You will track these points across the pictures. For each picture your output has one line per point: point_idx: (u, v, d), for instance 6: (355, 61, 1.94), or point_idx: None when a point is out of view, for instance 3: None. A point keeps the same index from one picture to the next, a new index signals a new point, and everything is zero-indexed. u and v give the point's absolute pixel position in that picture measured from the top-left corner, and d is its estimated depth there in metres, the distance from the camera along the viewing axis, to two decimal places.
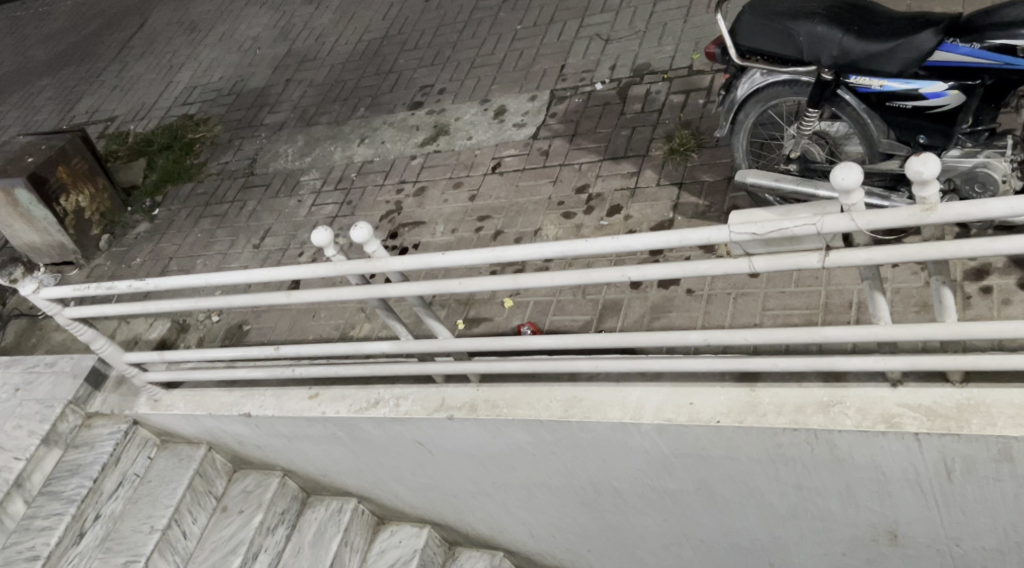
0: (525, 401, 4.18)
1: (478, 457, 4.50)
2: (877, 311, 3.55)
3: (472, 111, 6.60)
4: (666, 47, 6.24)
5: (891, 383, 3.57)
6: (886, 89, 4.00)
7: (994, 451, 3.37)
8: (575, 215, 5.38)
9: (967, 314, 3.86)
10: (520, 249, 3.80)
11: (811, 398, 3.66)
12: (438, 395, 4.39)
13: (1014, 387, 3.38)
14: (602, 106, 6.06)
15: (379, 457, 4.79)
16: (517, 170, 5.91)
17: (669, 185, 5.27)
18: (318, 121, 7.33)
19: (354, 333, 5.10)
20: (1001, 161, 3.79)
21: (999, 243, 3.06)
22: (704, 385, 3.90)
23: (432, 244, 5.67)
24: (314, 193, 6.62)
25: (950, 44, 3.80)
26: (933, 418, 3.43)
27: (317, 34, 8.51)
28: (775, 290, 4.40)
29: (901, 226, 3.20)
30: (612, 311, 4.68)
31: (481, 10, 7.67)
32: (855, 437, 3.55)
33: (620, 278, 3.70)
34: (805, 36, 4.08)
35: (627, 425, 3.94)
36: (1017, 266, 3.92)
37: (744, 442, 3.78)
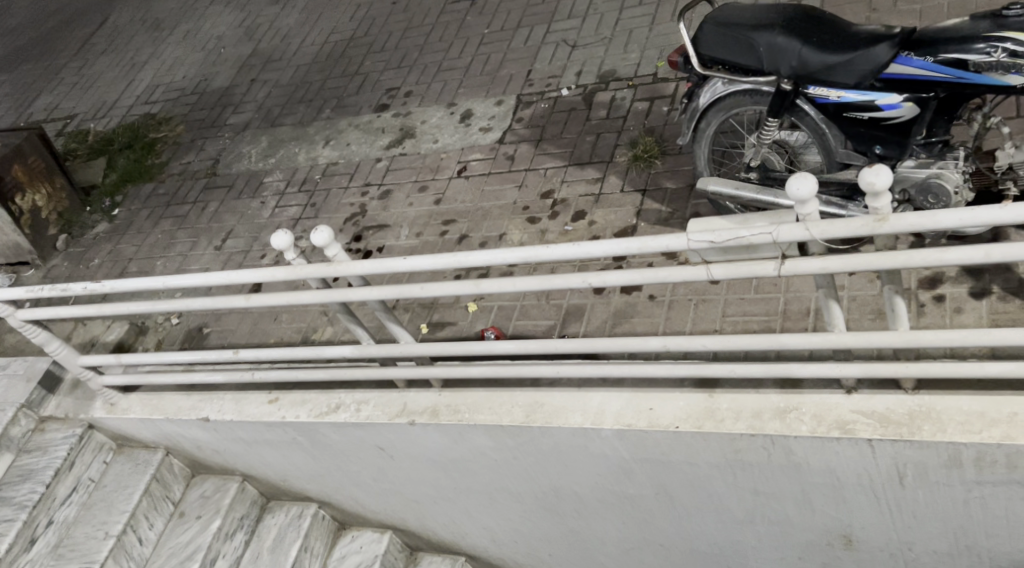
0: (486, 405, 4.19)
1: (439, 462, 4.50)
2: (832, 319, 3.60)
3: (438, 114, 6.60)
4: (631, 54, 6.28)
5: (846, 390, 3.62)
6: (843, 100, 4.06)
7: (944, 456, 3.44)
8: (539, 220, 5.40)
9: (920, 322, 3.93)
10: (482, 255, 3.82)
11: (768, 404, 3.71)
12: (399, 400, 4.39)
13: (965, 395, 3.44)
14: (567, 112, 6.09)
15: (339, 462, 4.78)
16: (482, 174, 5.92)
17: (632, 192, 5.31)
18: (282, 122, 7.30)
19: (316, 337, 5.09)
20: (954, 173, 3.86)
21: (950, 254, 3.12)
22: (663, 390, 3.93)
23: (396, 247, 5.67)
24: (277, 195, 6.59)
25: (905, 57, 3.86)
26: (886, 425, 3.48)
27: (283, 34, 8.47)
28: (735, 296, 4.45)
29: (856, 236, 3.25)
30: (575, 316, 4.71)
31: (448, 13, 7.68)
32: (811, 443, 3.60)
33: (581, 284, 3.72)
34: (765, 47, 4.13)
35: (588, 431, 3.97)
36: (970, 275, 3.99)
37: (703, 447, 3.82)
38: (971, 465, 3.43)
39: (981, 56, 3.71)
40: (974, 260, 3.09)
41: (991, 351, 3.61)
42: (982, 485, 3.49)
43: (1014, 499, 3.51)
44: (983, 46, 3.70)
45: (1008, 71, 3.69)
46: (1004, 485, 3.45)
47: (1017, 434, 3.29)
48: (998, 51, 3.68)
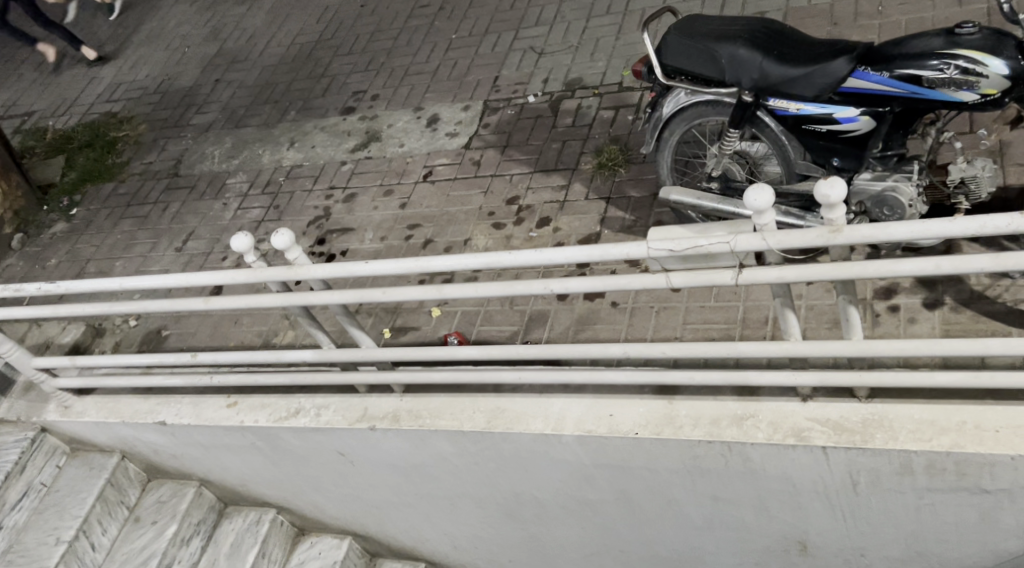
0: (448, 411, 4.20)
1: (399, 467, 4.50)
2: (789, 327, 3.65)
3: (405, 118, 6.61)
4: (598, 62, 6.32)
5: (802, 398, 3.67)
6: (802, 113, 4.12)
7: (896, 464, 3.49)
8: (504, 226, 5.42)
9: (875, 331, 4.00)
10: (444, 260, 3.82)
11: (725, 411, 3.75)
12: (360, 404, 4.38)
13: (917, 403, 3.50)
14: (534, 119, 6.12)
15: (299, 467, 4.76)
16: (448, 179, 5.93)
17: (597, 200, 5.34)
18: (247, 123, 7.27)
19: (277, 340, 5.07)
20: (909, 186, 3.93)
21: (902, 265, 3.17)
22: (623, 397, 3.96)
23: (360, 251, 5.67)
24: (240, 197, 6.55)
25: (862, 71, 3.93)
26: (840, 432, 3.54)
27: (248, 35, 8.43)
28: (696, 304, 4.50)
29: (812, 246, 3.30)
30: (538, 322, 4.74)
31: (415, 18, 7.69)
32: (767, 450, 3.64)
33: (543, 291, 3.74)
34: (727, 59, 4.19)
35: (549, 436, 3.98)
36: (924, 286, 4.07)
37: (662, 453, 3.85)
38: (923, 472, 3.48)
39: (934, 73, 3.77)
40: (925, 271, 3.15)
41: (943, 361, 3.68)
42: (933, 492, 3.55)
43: (963, 505, 3.58)
44: (937, 63, 3.76)
45: (960, 88, 3.76)
46: (953, 492, 3.52)
47: (967, 443, 3.35)
48: (951, 68, 3.74)
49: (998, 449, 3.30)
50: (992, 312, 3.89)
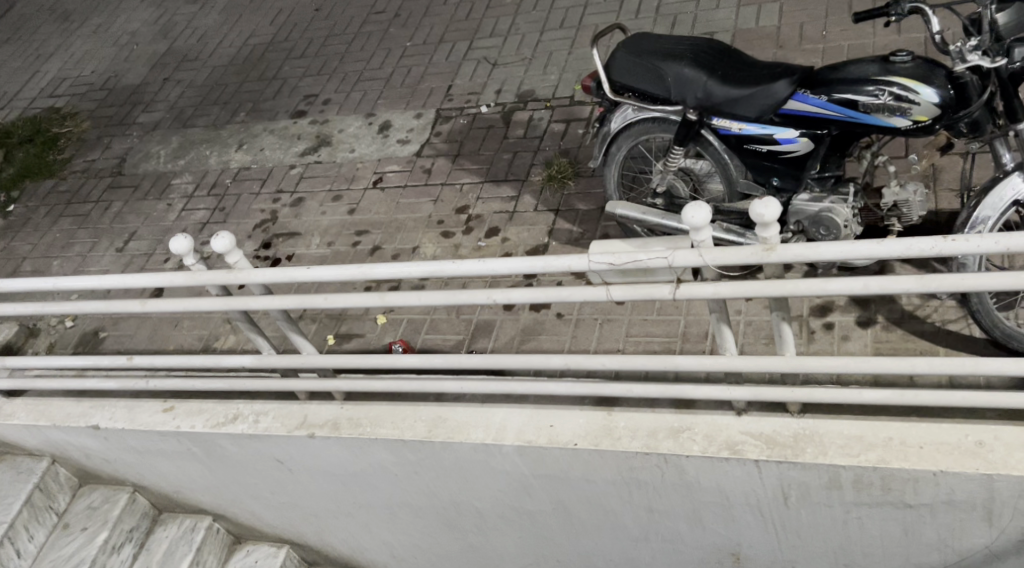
0: (388, 419, 4.19)
1: (338, 476, 4.49)
2: (724, 342, 3.71)
3: (356, 123, 6.60)
4: (551, 75, 6.38)
5: (737, 412, 3.73)
6: (744, 133, 4.21)
7: (825, 478, 3.57)
8: (454, 234, 5.44)
9: (810, 347, 4.09)
10: (387, 268, 3.80)
11: (663, 423, 3.80)
12: (300, 411, 4.36)
13: (846, 419, 3.58)
14: (486, 129, 6.16)
15: (236, 475, 4.72)
16: (398, 186, 5.93)
17: (545, 211, 5.38)
18: (194, 123, 7.20)
19: (218, 345, 5.04)
20: (844, 208, 4.03)
21: (833, 284, 3.25)
22: (563, 408, 3.99)
23: (306, 256, 5.65)
24: (185, 198, 6.48)
25: (802, 94, 4.01)
26: (772, 446, 3.60)
27: (199, 34, 8.36)
28: (638, 317, 4.56)
29: (748, 263, 3.36)
30: (484, 332, 4.76)
31: (370, 24, 7.68)
32: (702, 462, 3.69)
33: (487, 301, 3.75)
34: (673, 77, 4.25)
35: (489, 446, 4.00)
36: (858, 305, 4.18)
37: (600, 464, 3.88)
38: (850, 487, 3.56)
39: (869, 98, 3.86)
40: (854, 291, 3.22)
41: (873, 378, 3.77)
42: (860, 506, 3.63)
43: (888, 520, 3.66)
44: (872, 88, 3.85)
45: (893, 113, 3.84)
46: (879, 506, 3.60)
47: (892, 458, 3.43)
48: (885, 94, 3.82)
49: (922, 465, 3.38)
50: (921, 331, 4.01)
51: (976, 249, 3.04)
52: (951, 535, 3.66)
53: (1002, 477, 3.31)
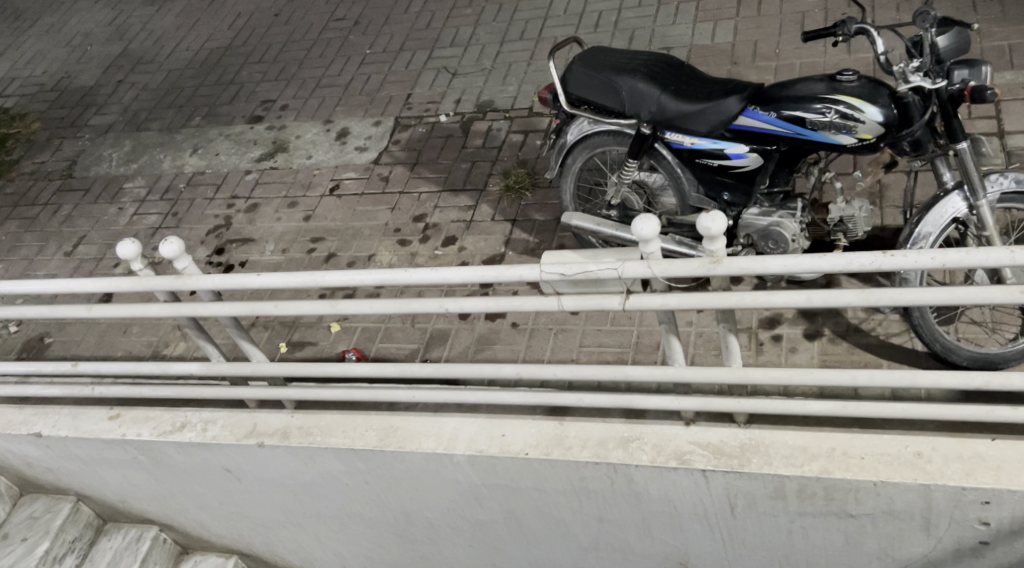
0: (340, 428, 4.18)
1: (288, 485, 4.46)
2: (673, 353, 3.74)
3: (314, 130, 6.58)
4: (510, 86, 6.41)
5: (685, 422, 3.78)
6: (696, 147, 4.26)
7: (770, 488, 3.61)
8: (410, 243, 5.44)
9: (758, 359, 4.16)
10: (339, 276, 3.77)
11: (612, 433, 3.83)
12: (249, 420, 4.34)
13: (790, 430, 3.64)
14: (444, 138, 6.17)
15: (183, 484, 4.67)
16: (356, 194, 5.92)
17: (502, 221, 5.40)
18: (148, 127, 7.13)
19: (167, 352, 5.01)
20: (792, 222, 4.11)
21: (777, 297, 3.29)
22: (515, 417, 4.01)
23: (260, 262, 5.61)
24: (137, 202, 6.41)
25: (752, 110, 4.08)
26: (719, 457, 3.64)
27: (155, 37, 8.28)
28: (592, 328, 4.59)
29: (694, 276, 3.40)
30: (438, 341, 4.77)
31: (330, 30, 7.67)
32: (650, 472, 3.72)
33: (438, 310, 3.74)
34: (627, 91, 4.30)
35: (440, 456, 3.99)
36: (806, 318, 4.25)
37: (550, 474, 3.90)
38: (794, 497, 3.61)
39: (817, 115, 3.93)
40: (797, 303, 3.27)
41: (818, 390, 3.84)
42: (803, 516, 3.69)
43: (831, 529, 3.73)
44: (819, 106, 3.92)
45: (840, 131, 3.92)
46: (821, 515, 3.66)
47: (835, 469, 3.49)
48: (832, 112, 3.90)
49: (863, 476, 3.45)
50: (866, 344, 4.09)
51: (914, 264, 3.11)
52: (891, 545, 3.73)
53: (940, 488, 3.38)
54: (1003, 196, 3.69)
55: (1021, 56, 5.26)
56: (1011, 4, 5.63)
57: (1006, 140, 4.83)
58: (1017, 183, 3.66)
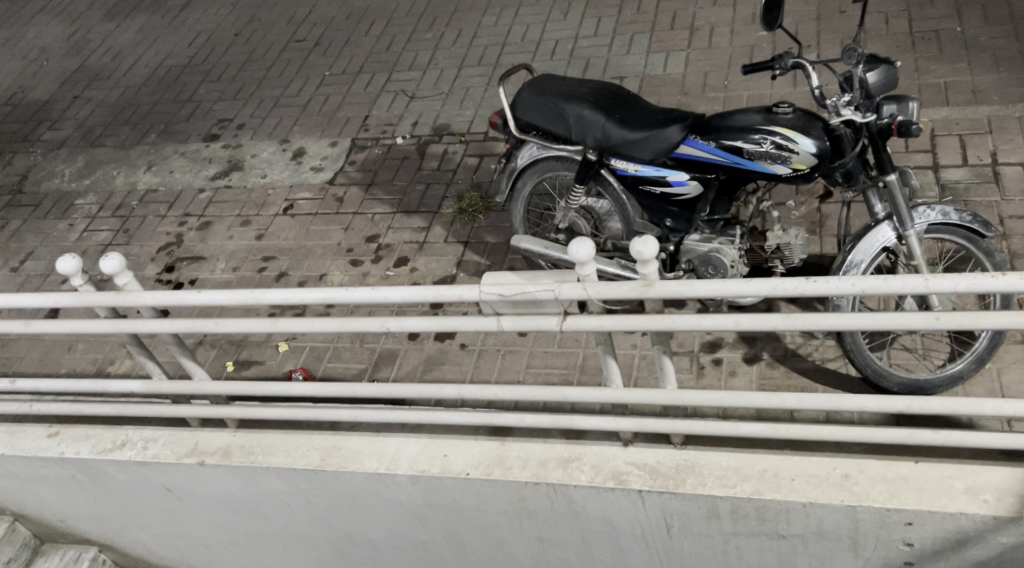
0: (282, 447, 4.18)
1: (229, 505, 4.44)
2: (610, 374, 3.77)
3: (270, 149, 6.60)
4: (466, 111, 6.48)
5: (623, 442, 3.82)
6: (640, 174, 4.35)
7: (704, 509, 3.67)
8: (362, 263, 5.47)
9: (699, 382, 4.23)
10: (279, 294, 3.75)
11: (553, 453, 3.86)
12: (191, 439, 4.32)
13: (724, 451, 3.71)
14: (400, 160, 6.21)
15: (123, 503, 4.62)
16: (309, 214, 5.93)
17: (454, 243, 5.45)
18: (102, 143, 7.09)
19: (112, 370, 4.97)
20: (731, 249, 4.20)
21: (708, 321, 3.36)
22: (457, 438, 4.03)
23: (210, 280, 5.60)
24: (87, 219, 6.36)
25: (693, 139, 4.17)
26: (655, 477, 3.70)
27: (113, 53, 8.24)
28: (539, 349, 4.64)
29: (627, 298, 3.45)
30: (386, 361, 4.79)
31: (290, 51, 7.69)
32: (588, 492, 3.77)
33: (379, 329, 3.73)
34: (574, 118, 4.39)
35: (382, 476, 4.00)
36: (745, 342, 4.34)
37: (491, 494, 3.93)
38: (727, 517, 3.68)
39: (754, 146, 4.03)
40: (726, 327, 3.33)
41: (756, 413, 3.92)
42: (737, 536, 3.76)
43: (764, 550, 3.79)
44: (756, 137, 4.01)
45: (775, 161, 4.02)
46: (755, 536, 3.73)
47: (765, 490, 3.56)
48: (768, 142, 4.00)
49: (793, 497, 3.52)
50: (803, 369, 4.18)
51: (834, 290, 3.19)
52: (823, 565, 3.80)
53: (866, 509, 3.46)
54: (930, 227, 3.80)
55: (958, 93, 5.45)
56: (950, 42, 5.83)
57: (941, 173, 4.99)
58: (943, 216, 3.78)
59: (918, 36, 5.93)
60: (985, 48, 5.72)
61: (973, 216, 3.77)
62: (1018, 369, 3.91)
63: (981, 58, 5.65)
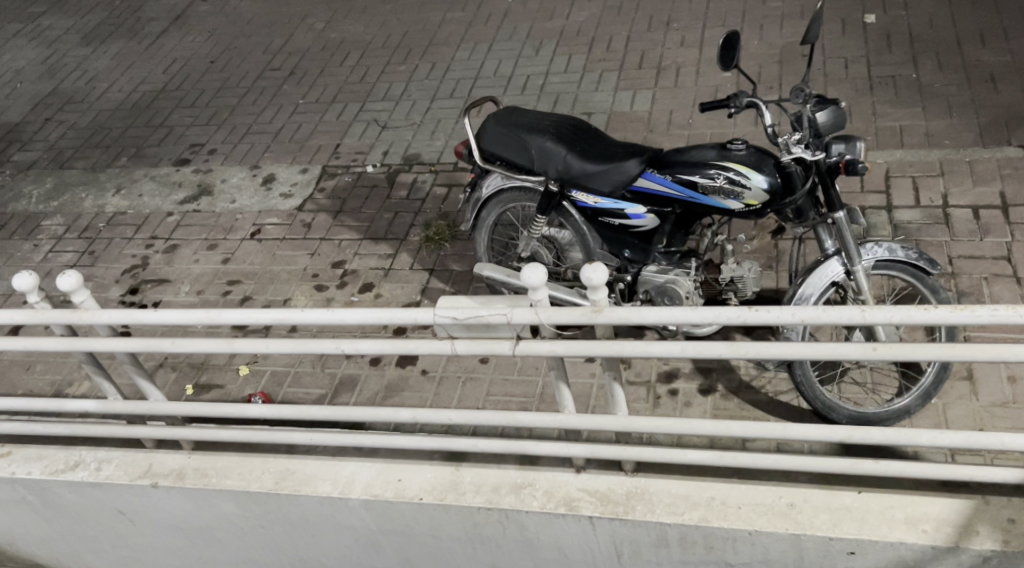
0: (236, 470, 4.17)
1: (181, 529, 4.41)
2: (562, 400, 3.82)
3: (240, 175, 6.63)
4: (437, 141, 6.54)
5: (576, 468, 3.85)
6: (599, 206, 4.41)
7: (653, 536, 3.71)
8: (327, 288, 5.49)
9: (655, 412, 4.28)
10: (236, 315, 3.77)
11: (506, 479, 3.89)
12: (145, 460, 4.30)
13: (674, 479, 3.75)
14: (369, 188, 6.25)
15: (74, 526, 4.58)
16: (276, 239, 5.95)
17: (420, 270, 5.48)
18: (72, 165, 7.07)
19: (70, 392, 4.94)
20: (686, 280, 4.27)
21: (655, 347, 3.41)
22: (412, 463, 4.03)
23: (174, 303, 5.59)
24: (53, 240, 6.33)
25: (650, 173, 4.25)
26: (605, 504, 3.73)
27: (88, 77, 8.25)
28: (499, 376, 4.68)
29: (576, 324, 3.51)
30: (347, 387, 4.80)
31: (265, 79, 7.74)
32: (540, 518, 3.79)
33: (334, 352, 3.76)
34: (536, 150, 4.47)
35: (336, 500, 4.00)
36: (701, 373, 4.41)
37: (444, 519, 3.94)
38: (676, 544, 3.71)
39: (708, 181, 4.11)
40: (671, 354, 3.39)
41: (709, 441, 3.98)
42: (686, 564, 3.79)
43: None
44: (710, 172, 4.10)
45: (728, 196, 4.10)
46: (704, 565, 3.77)
47: (713, 517, 3.60)
48: (721, 178, 4.08)
49: (739, 524, 3.57)
50: (755, 400, 4.25)
51: (776, 320, 3.26)
52: None
53: (809, 537, 3.51)
54: (877, 263, 3.90)
55: (912, 136, 5.59)
56: (905, 87, 5.99)
57: (895, 213, 5.11)
58: (890, 252, 3.88)
59: (876, 81, 6.09)
60: (939, 94, 5.89)
61: (919, 254, 3.88)
62: (963, 404, 4.00)
63: (935, 104, 5.81)
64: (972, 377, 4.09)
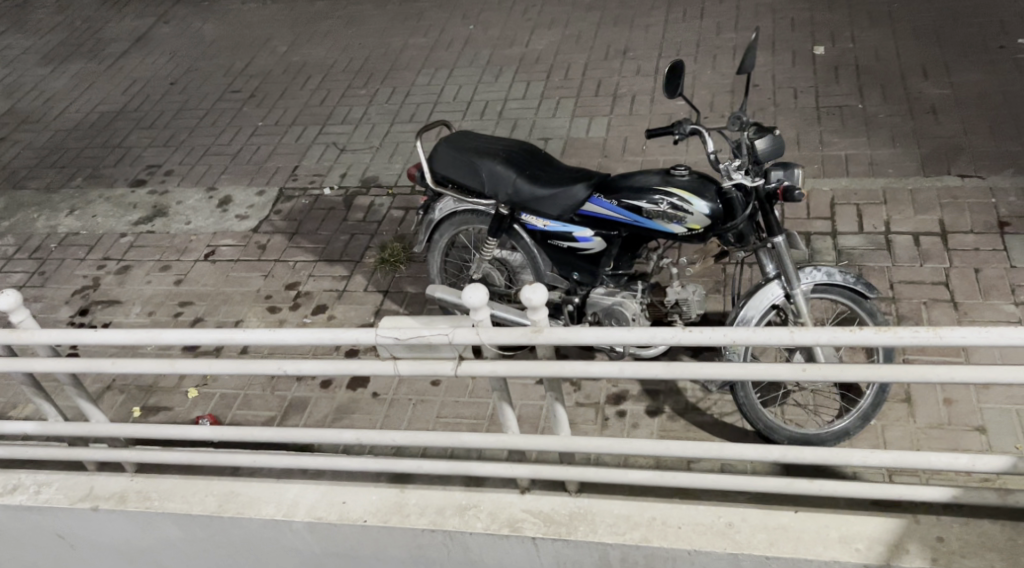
0: (178, 493, 4.12)
1: (124, 553, 4.35)
2: (506, 421, 3.83)
3: (196, 196, 6.59)
4: (395, 165, 6.56)
5: (520, 490, 3.87)
6: (548, 229, 4.45)
7: (595, 557, 3.73)
8: (279, 310, 5.47)
9: (603, 433, 4.31)
10: (176, 335, 3.74)
11: (450, 500, 3.89)
12: (86, 483, 4.24)
13: (617, 499, 3.78)
14: (326, 210, 6.25)
15: (14, 550, 4.49)
16: (230, 260, 5.92)
17: (374, 292, 5.48)
18: (25, 185, 7.00)
19: (14, 414, 4.87)
20: (633, 302, 4.33)
21: (594, 367, 3.44)
22: (357, 485, 4.02)
23: (124, 324, 5.54)
24: (2, 260, 6.25)
25: (596, 197, 4.30)
26: (548, 525, 3.75)
27: (45, 98, 8.18)
28: (451, 399, 4.67)
29: (518, 344, 3.53)
30: (297, 409, 4.78)
31: (224, 101, 7.72)
32: (484, 539, 3.79)
33: (277, 372, 3.74)
34: (486, 173, 4.51)
35: (279, 522, 3.98)
36: (648, 395, 4.45)
37: (388, 541, 3.92)
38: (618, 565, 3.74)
39: (652, 206, 4.16)
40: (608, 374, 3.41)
41: (655, 461, 4.01)
42: None
43: None
44: (655, 197, 4.15)
45: (671, 221, 4.15)
46: None
47: (653, 537, 3.64)
48: (664, 203, 4.13)
49: (679, 544, 3.60)
50: (701, 422, 4.29)
51: (710, 340, 3.32)
52: None
53: (747, 557, 3.56)
54: (816, 286, 3.98)
55: (857, 165, 5.72)
56: (852, 117, 6.13)
57: (839, 240, 5.21)
58: (828, 276, 3.97)
59: (824, 111, 6.23)
60: (884, 124, 6.03)
61: (857, 278, 3.96)
62: (901, 425, 4.08)
63: (880, 134, 5.95)
64: (909, 400, 4.17)
